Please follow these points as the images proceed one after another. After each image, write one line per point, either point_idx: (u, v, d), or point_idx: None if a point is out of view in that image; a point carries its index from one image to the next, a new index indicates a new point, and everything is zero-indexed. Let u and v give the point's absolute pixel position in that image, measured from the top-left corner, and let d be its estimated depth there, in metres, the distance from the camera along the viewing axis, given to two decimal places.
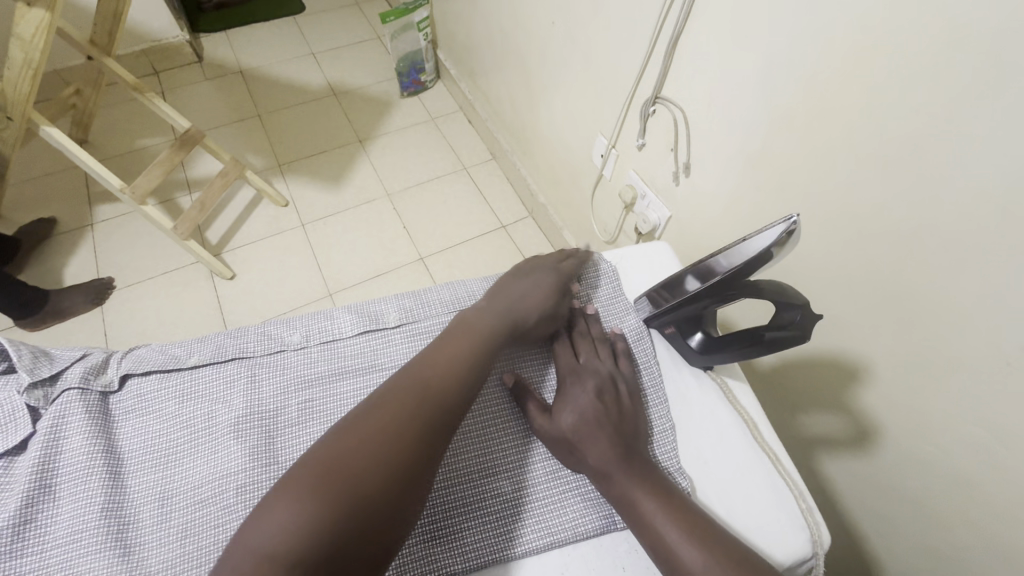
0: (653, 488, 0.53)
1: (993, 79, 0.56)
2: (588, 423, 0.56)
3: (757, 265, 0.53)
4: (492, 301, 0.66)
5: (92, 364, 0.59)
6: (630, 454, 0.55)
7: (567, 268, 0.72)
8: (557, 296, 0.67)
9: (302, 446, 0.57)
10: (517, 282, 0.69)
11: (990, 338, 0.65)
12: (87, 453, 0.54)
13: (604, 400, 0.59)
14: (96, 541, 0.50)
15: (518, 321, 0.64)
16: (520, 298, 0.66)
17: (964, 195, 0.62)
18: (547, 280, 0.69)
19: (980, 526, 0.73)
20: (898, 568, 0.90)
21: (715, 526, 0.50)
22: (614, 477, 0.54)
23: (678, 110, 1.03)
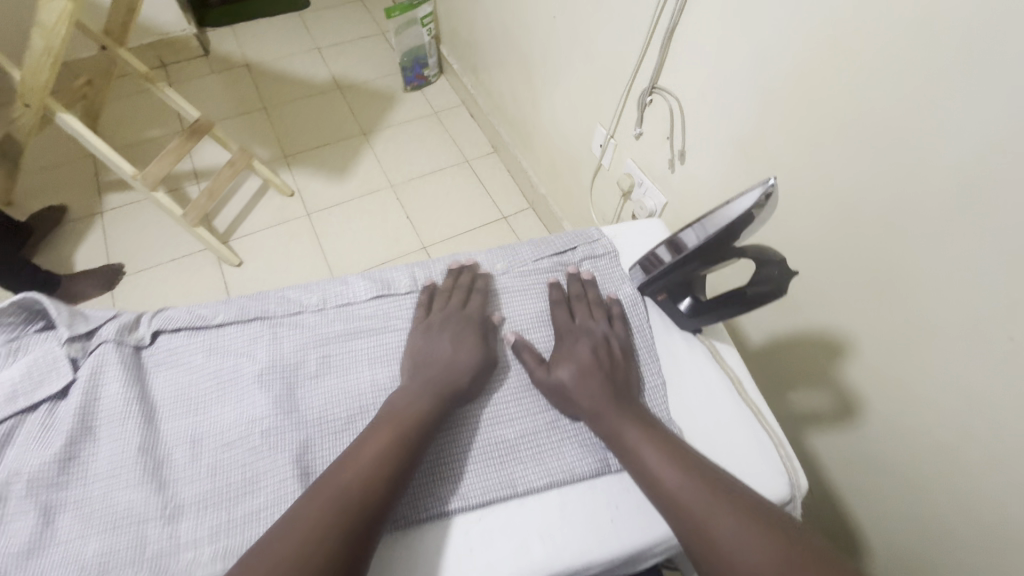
0: (642, 426, 0.58)
1: (965, 60, 0.60)
2: (583, 373, 0.62)
3: (740, 230, 0.57)
4: (411, 374, 0.62)
5: (125, 321, 0.64)
6: (620, 399, 0.61)
7: (473, 311, 0.68)
8: (471, 356, 0.64)
9: (319, 397, 0.62)
10: (418, 344, 0.65)
11: (963, 305, 0.70)
12: (124, 398, 0.58)
13: (597, 355, 0.64)
14: (135, 477, 0.55)
15: (447, 385, 0.61)
16: (432, 363, 0.63)
17: (935, 172, 0.67)
18: (458, 334, 0.65)
19: (955, 488, 0.79)
20: (878, 534, 0.95)
21: (696, 455, 0.56)
22: (605, 415, 0.60)
23: (673, 99, 1.08)
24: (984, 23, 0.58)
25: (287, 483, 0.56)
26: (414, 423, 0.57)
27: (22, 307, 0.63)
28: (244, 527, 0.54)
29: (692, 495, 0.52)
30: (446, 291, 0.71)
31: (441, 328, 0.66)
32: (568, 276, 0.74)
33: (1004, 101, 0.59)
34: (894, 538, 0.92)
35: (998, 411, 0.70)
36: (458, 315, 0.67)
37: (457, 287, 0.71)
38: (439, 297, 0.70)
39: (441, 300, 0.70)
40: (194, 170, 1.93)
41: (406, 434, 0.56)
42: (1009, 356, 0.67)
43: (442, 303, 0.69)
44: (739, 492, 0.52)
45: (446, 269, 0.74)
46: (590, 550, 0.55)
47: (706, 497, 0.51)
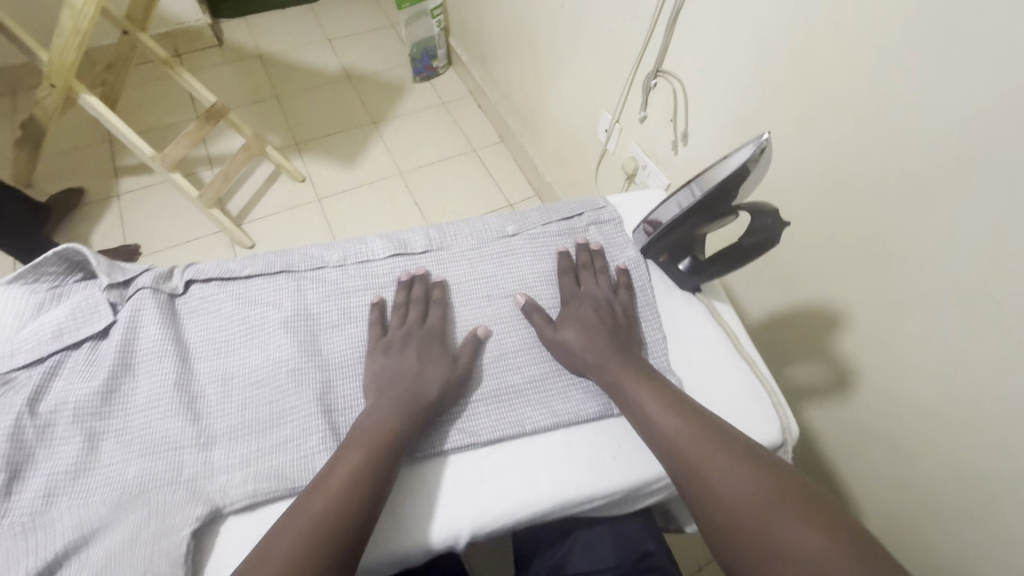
0: (643, 377, 0.62)
1: (951, 32, 0.63)
2: (589, 332, 0.66)
3: (735, 185, 0.61)
4: (378, 393, 0.60)
5: (160, 271, 0.68)
6: (624, 353, 0.64)
7: (434, 324, 0.67)
8: (436, 374, 0.62)
9: (341, 342, 0.66)
10: (378, 363, 0.63)
11: (946, 272, 0.73)
12: (161, 338, 0.63)
13: (601, 316, 0.68)
14: (172, 409, 0.59)
15: (417, 400, 0.59)
16: (398, 380, 0.61)
17: (924, 143, 0.70)
18: (424, 351, 0.64)
19: (943, 453, 0.81)
20: (872, 502, 0.98)
21: (693, 403, 0.59)
22: (608, 366, 0.63)
23: (678, 82, 1.12)
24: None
25: (312, 418, 0.60)
26: (390, 432, 0.56)
27: (64, 258, 0.68)
28: (272, 455, 0.58)
29: (684, 436, 0.56)
30: (401, 305, 0.69)
31: (403, 345, 0.64)
32: (578, 246, 0.77)
33: (988, 70, 0.62)
34: (886, 506, 0.95)
35: (980, 373, 0.72)
36: (419, 331, 0.66)
37: (411, 300, 0.69)
38: (394, 313, 0.68)
39: (398, 316, 0.68)
40: (208, 156, 1.96)
41: (389, 441, 0.56)
42: (992, 319, 0.69)
43: (399, 320, 0.67)
44: (730, 436, 0.56)
45: (397, 280, 0.72)
46: (592, 484, 0.60)
47: (697, 439, 0.55)
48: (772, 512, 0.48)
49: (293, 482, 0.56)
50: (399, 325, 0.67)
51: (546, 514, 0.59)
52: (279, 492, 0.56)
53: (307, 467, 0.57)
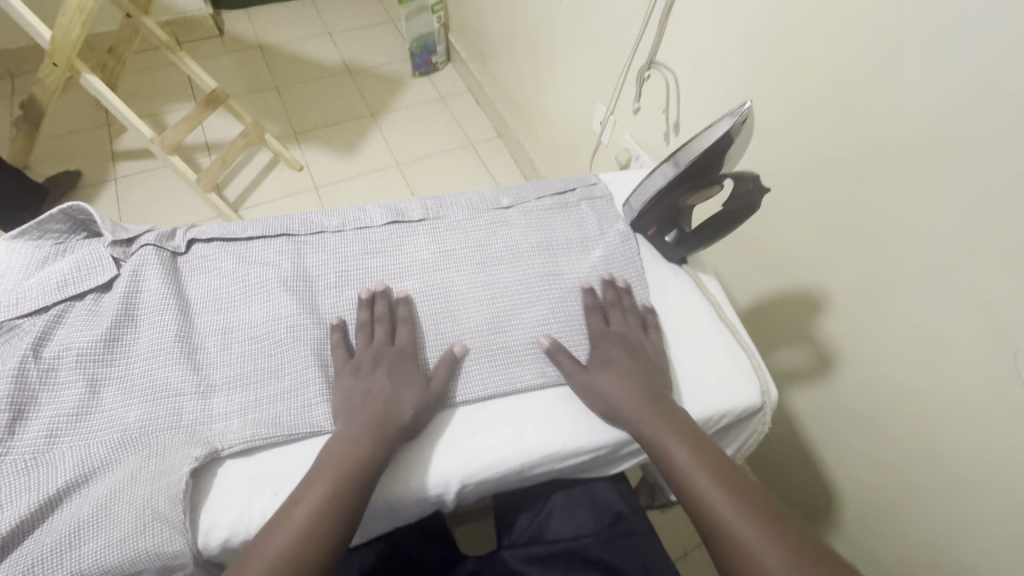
0: (685, 435, 0.59)
1: (925, 18, 0.67)
2: (624, 383, 0.63)
3: (720, 155, 0.67)
4: (345, 418, 0.58)
5: (163, 230, 0.70)
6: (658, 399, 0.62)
7: (403, 343, 0.65)
8: (397, 394, 0.60)
9: (338, 302, 0.69)
10: (346, 385, 0.61)
11: (922, 252, 0.75)
12: (163, 292, 0.65)
13: (636, 359, 0.66)
14: (172, 358, 0.61)
15: (387, 424, 0.57)
16: (363, 404, 0.59)
17: (902, 127, 0.73)
18: (392, 373, 0.62)
19: (919, 432, 0.83)
20: (852, 486, 0.99)
21: (729, 461, 0.57)
22: (651, 422, 0.59)
23: (670, 74, 1.15)
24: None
25: (308, 372, 0.62)
26: (353, 467, 0.54)
27: (70, 216, 0.70)
28: (269, 403, 0.60)
29: (711, 490, 0.54)
30: (366, 323, 0.66)
31: (373, 367, 0.62)
32: (603, 283, 0.73)
33: (960, 55, 0.65)
34: (865, 488, 0.96)
35: (954, 351, 0.75)
36: (385, 353, 0.63)
37: (378, 318, 0.66)
38: (359, 333, 0.65)
39: (363, 336, 0.65)
40: (205, 142, 1.96)
41: (350, 477, 0.53)
42: (965, 297, 0.72)
43: (365, 340, 0.64)
44: (765, 506, 0.53)
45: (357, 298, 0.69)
46: (580, 438, 0.62)
47: (748, 518, 0.52)
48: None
49: (288, 428, 0.58)
50: (366, 346, 0.64)
51: (535, 466, 0.61)
52: (275, 438, 0.57)
53: (305, 416, 0.59)
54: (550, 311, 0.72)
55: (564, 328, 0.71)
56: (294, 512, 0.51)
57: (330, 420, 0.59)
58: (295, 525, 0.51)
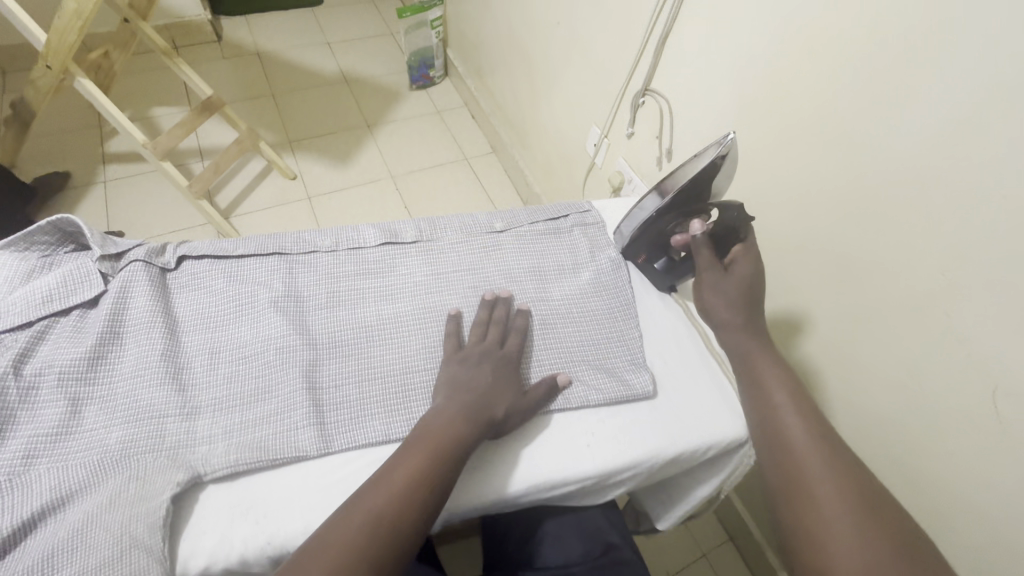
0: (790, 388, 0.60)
1: (909, 63, 0.69)
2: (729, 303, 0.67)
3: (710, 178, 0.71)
4: (448, 395, 0.61)
5: (153, 246, 0.69)
6: (768, 357, 0.63)
7: (512, 350, 0.67)
8: (494, 395, 0.61)
9: (330, 322, 0.68)
10: (453, 371, 0.63)
11: (901, 289, 0.77)
12: (151, 310, 0.64)
13: (750, 292, 0.68)
14: (157, 379, 0.60)
15: (480, 416, 0.59)
16: (470, 388, 0.61)
17: (889, 167, 0.75)
18: (498, 373, 0.64)
19: (903, 465, 0.84)
20: None
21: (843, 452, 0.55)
22: (749, 355, 0.64)
23: (664, 101, 1.17)
24: (930, 32, 0.66)
25: (297, 395, 0.61)
26: (455, 444, 0.56)
27: (57, 229, 0.69)
28: (255, 427, 0.59)
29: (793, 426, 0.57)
30: (482, 323, 0.69)
31: (479, 363, 0.64)
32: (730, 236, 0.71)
33: (941, 100, 0.67)
34: None
35: (933, 387, 0.77)
36: (492, 353, 0.65)
37: (491, 321, 0.69)
38: (473, 329, 0.68)
39: (478, 331, 0.68)
40: (199, 148, 1.95)
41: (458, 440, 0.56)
42: (943, 333, 0.74)
43: (477, 337, 0.67)
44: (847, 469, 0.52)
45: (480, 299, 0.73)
46: (568, 467, 0.62)
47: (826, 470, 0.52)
48: (853, 552, 0.47)
49: (274, 453, 0.57)
50: (477, 342, 0.67)
51: (523, 495, 0.61)
52: (262, 462, 0.57)
53: (291, 440, 0.59)
54: (540, 339, 0.72)
55: (554, 356, 0.71)
56: (397, 472, 0.53)
57: (316, 444, 0.59)
58: (394, 484, 0.52)
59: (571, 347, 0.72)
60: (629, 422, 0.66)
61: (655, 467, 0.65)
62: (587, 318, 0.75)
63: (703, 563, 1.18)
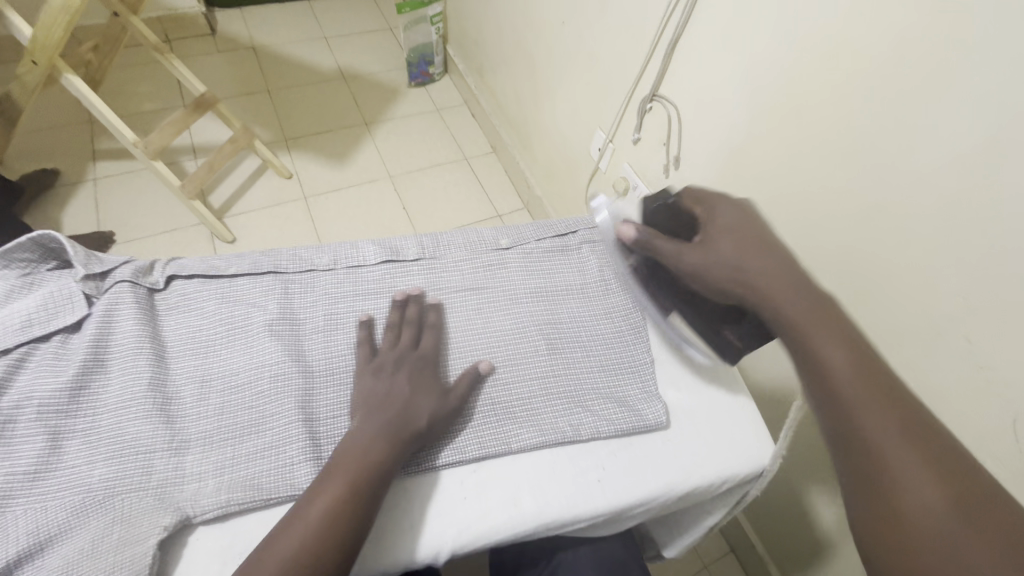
0: (860, 358, 0.46)
1: (937, 77, 0.63)
2: (751, 262, 0.53)
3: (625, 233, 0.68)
4: (363, 415, 0.56)
5: (141, 264, 0.66)
6: (825, 311, 0.49)
7: (427, 350, 0.63)
8: (410, 402, 0.57)
9: (326, 347, 0.65)
10: (367, 385, 0.58)
11: (922, 311, 0.72)
12: (138, 335, 0.60)
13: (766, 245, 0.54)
14: (142, 410, 0.57)
15: (404, 431, 0.55)
16: (383, 400, 0.57)
17: (911, 187, 0.69)
18: (414, 378, 0.59)
19: None
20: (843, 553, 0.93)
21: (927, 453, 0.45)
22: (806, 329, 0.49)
23: (672, 107, 1.09)
24: (961, 46, 0.60)
25: (292, 428, 0.58)
26: (373, 468, 0.52)
27: (39, 245, 0.65)
28: (247, 463, 0.56)
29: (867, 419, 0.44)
30: (394, 325, 0.65)
31: (395, 370, 0.60)
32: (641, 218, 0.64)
33: (972, 117, 0.61)
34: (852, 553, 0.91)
35: (952, 414, 0.71)
36: (404, 356, 0.61)
37: (404, 322, 0.65)
38: (385, 333, 0.64)
39: (390, 335, 0.64)
40: (192, 145, 1.90)
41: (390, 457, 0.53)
42: (964, 356, 0.69)
43: (390, 342, 0.63)
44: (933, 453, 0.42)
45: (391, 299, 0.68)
46: (578, 504, 0.59)
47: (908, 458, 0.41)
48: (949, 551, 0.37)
49: (265, 493, 0.54)
50: (389, 347, 0.62)
51: (531, 535, 0.58)
52: (254, 503, 0.53)
53: (286, 478, 0.55)
54: (546, 364, 0.69)
55: (561, 382, 0.68)
56: (307, 513, 0.49)
57: (313, 482, 0.55)
58: (311, 515, 0.49)
59: (578, 372, 0.69)
60: (641, 454, 0.64)
61: (668, 502, 0.62)
62: (596, 342, 0.72)
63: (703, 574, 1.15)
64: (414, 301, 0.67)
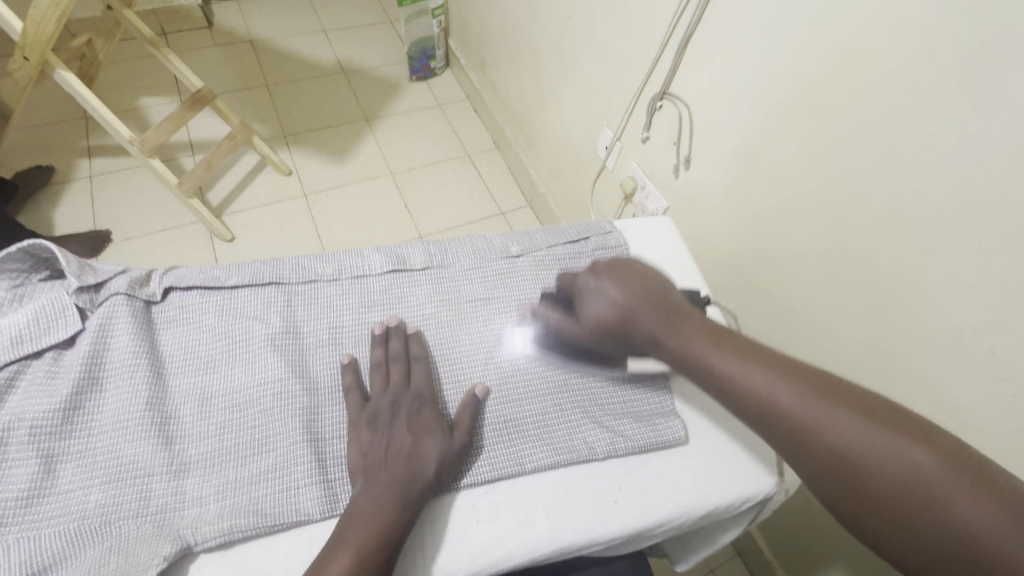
0: (726, 349, 0.52)
1: (968, 82, 0.60)
2: (622, 306, 0.58)
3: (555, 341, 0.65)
4: (365, 479, 0.52)
5: (137, 275, 0.63)
6: (693, 329, 0.55)
7: (419, 387, 0.59)
8: (415, 448, 0.53)
9: (330, 363, 0.62)
10: (364, 440, 0.54)
11: (943, 323, 0.69)
12: (134, 351, 0.58)
13: (634, 282, 0.59)
14: (141, 431, 0.54)
15: (413, 483, 0.51)
16: (386, 454, 0.53)
17: (937, 197, 0.66)
18: (415, 420, 0.56)
19: None
20: (854, 562, 0.91)
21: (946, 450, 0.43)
22: (667, 345, 0.55)
23: (683, 106, 1.05)
24: (997, 50, 0.57)
25: (296, 449, 0.55)
26: (381, 536, 0.48)
27: (30, 254, 0.62)
28: (251, 486, 0.53)
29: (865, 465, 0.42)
30: (379, 364, 0.61)
31: (391, 419, 0.56)
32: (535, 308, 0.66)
33: (1010, 122, 0.58)
34: (867, 563, 0.88)
35: (969, 428, 0.69)
36: (399, 396, 0.58)
37: (390, 359, 0.61)
38: (373, 375, 0.60)
39: (378, 378, 0.60)
40: (189, 141, 1.86)
41: (399, 517, 0.49)
42: (983, 369, 0.66)
43: (381, 384, 0.59)
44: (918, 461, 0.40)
45: (371, 334, 0.64)
46: (596, 527, 0.56)
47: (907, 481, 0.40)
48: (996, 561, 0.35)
49: (271, 519, 0.51)
50: (381, 391, 0.58)
51: (546, 558, 0.56)
52: (258, 530, 0.51)
53: (291, 502, 0.52)
54: (559, 379, 0.66)
55: (573, 396, 0.66)
56: None
57: (320, 507, 0.52)
58: None
59: (592, 397, 0.66)
60: (658, 472, 0.61)
61: (687, 522, 0.60)
62: None
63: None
64: (397, 336, 0.63)
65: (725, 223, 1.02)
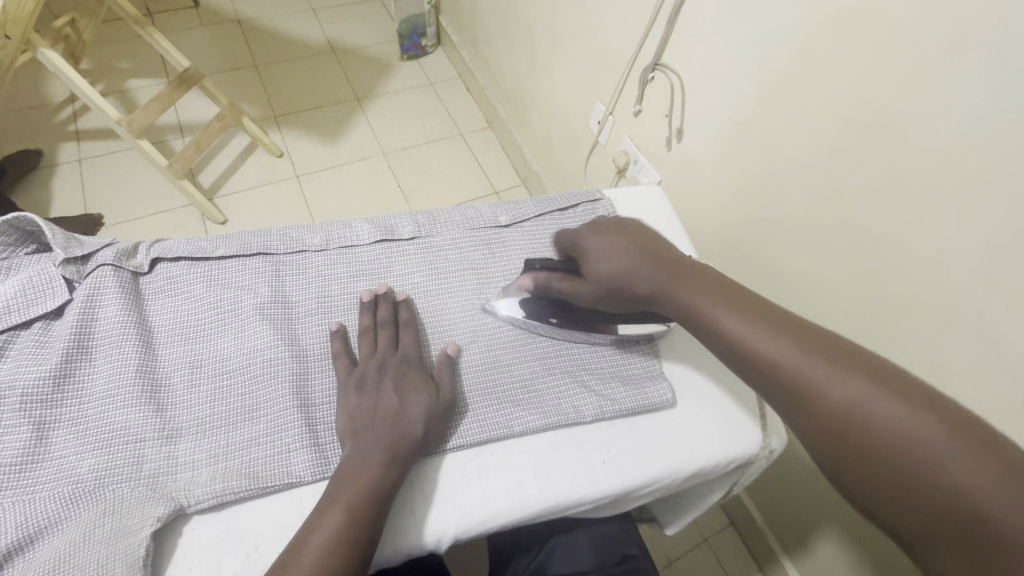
0: (734, 303, 0.52)
1: (958, 45, 0.59)
2: (622, 264, 0.59)
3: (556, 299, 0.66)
4: (354, 439, 0.52)
5: (123, 246, 0.63)
6: (694, 278, 0.56)
7: (407, 350, 0.60)
8: (403, 410, 0.54)
9: (319, 330, 0.63)
10: (352, 402, 0.55)
11: (935, 284, 0.69)
12: (122, 321, 0.58)
13: (636, 242, 0.61)
14: (131, 397, 0.55)
15: (401, 440, 0.52)
16: (375, 415, 0.54)
17: (926, 161, 0.66)
18: (404, 379, 0.57)
19: None
20: (844, 525, 0.92)
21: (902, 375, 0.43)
22: (670, 292, 0.56)
23: (675, 77, 1.04)
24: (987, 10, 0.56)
25: (286, 414, 0.56)
26: (372, 489, 0.49)
27: (14, 228, 0.62)
28: (243, 450, 0.54)
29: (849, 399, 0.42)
30: (366, 330, 0.61)
31: (378, 381, 0.56)
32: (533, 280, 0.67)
33: (1002, 83, 0.57)
34: (858, 527, 0.90)
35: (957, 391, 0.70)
36: (386, 357, 0.58)
37: (378, 324, 0.61)
38: (362, 341, 0.60)
39: (366, 343, 0.60)
40: (179, 124, 1.84)
41: (389, 475, 0.50)
42: (975, 333, 0.67)
43: (368, 348, 0.59)
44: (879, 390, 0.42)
45: (360, 301, 0.64)
46: (584, 487, 0.57)
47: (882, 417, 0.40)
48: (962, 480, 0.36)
49: (265, 481, 0.52)
50: (369, 355, 0.59)
51: (535, 517, 0.57)
52: (250, 491, 0.51)
53: (283, 464, 0.53)
54: (547, 347, 0.67)
55: (561, 362, 0.66)
56: (309, 542, 0.46)
57: (312, 469, 0.53)
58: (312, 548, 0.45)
59: (579, 364, 0.67)
60: (646, 434, 0.62)
61: (673, 481, 0.61)
62: None
63: (704, 548, 1.14)
64: (385, 303, 0.63)
65: (717, 194, 1.02)
